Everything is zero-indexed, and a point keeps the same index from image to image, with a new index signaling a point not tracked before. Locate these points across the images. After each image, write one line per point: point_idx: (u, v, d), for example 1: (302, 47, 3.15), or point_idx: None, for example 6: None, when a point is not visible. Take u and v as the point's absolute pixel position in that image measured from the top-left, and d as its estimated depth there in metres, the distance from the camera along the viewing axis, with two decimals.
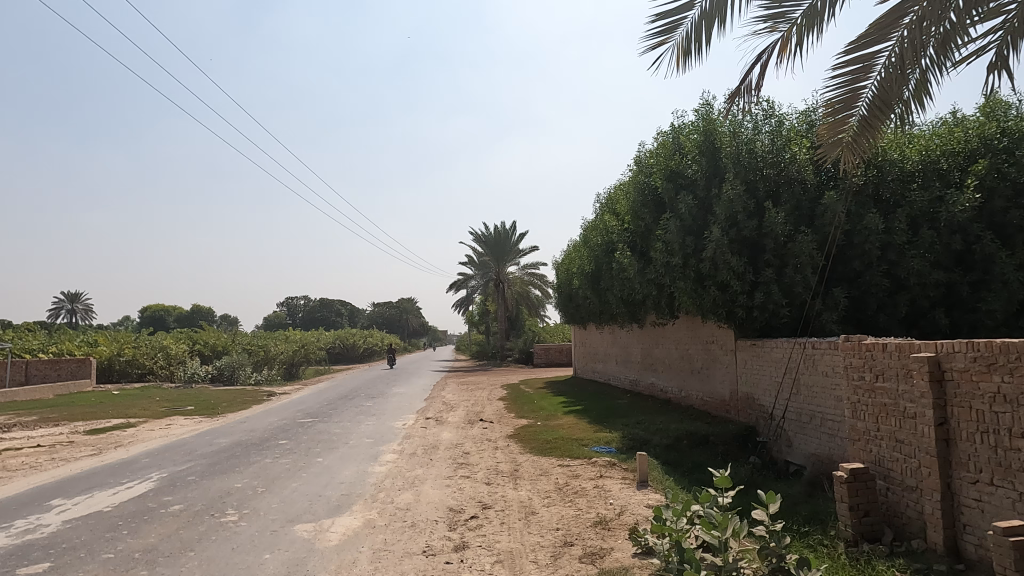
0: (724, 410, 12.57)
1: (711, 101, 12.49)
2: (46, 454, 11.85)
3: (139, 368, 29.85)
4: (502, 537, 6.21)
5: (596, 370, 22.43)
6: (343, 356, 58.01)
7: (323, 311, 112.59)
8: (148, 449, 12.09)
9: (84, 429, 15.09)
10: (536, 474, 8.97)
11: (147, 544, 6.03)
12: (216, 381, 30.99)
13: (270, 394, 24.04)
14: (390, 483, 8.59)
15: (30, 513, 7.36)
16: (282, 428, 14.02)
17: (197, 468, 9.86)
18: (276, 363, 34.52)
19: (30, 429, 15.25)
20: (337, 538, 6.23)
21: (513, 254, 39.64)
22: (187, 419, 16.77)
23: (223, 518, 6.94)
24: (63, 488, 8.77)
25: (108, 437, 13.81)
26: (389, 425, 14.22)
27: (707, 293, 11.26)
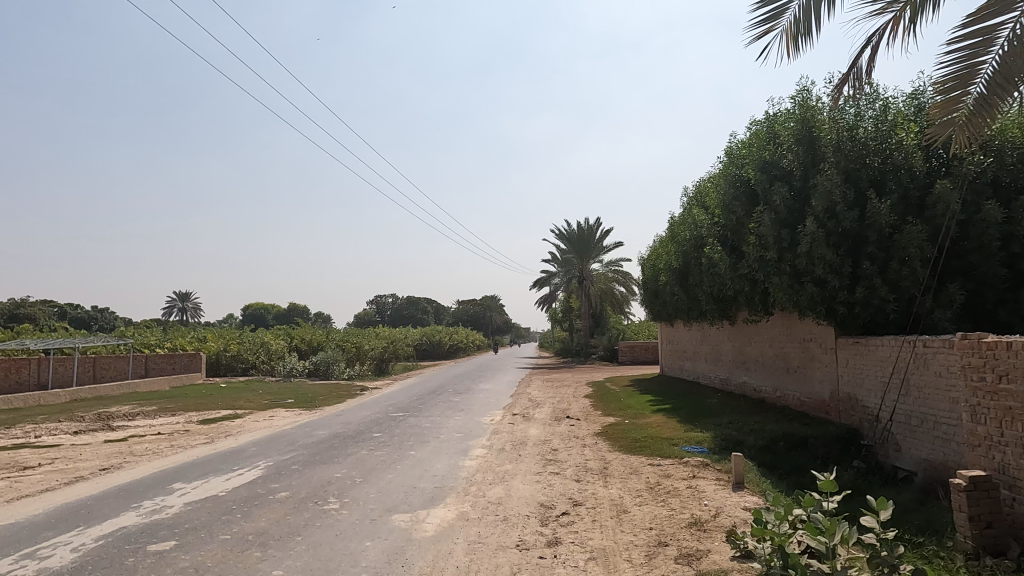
0: (823, 412, 12.00)
1: (808, 87, 11.92)
2: (166, 441, 12.83)
3: (243, 362, 31.83)
4: (595, 535, 6.20)
5: (684, 368, 21.94)
6: (429, 352, 59.51)
7: (410, 308, 115.88)
8: (254, 439, 12.85)
9: (198, 419, 16.23)
10: (626, 472, 8.90)
11: (259, 528, 6.42)
12: (313, 375, 32.50)
13: (363, 389, 25.01)
14: (481, 477, 8.75)
15: (155, 495, 8.01)
16: (376, 421, 14.54)
17: (299, 458, 10.38)
18: (367, 359, 35.72)
19: (151, 418, 16.56)
20: (433, 529, 6.41)
21: (596, 251, 39.39)
22: (288, 411, 17.72)
23: (326, 506, 7.29)
24: (181, 473, 9.47)
25: (219, 427, 14.78)
26: (477, 420, 14.47)
27: (804, 289, 10.78)
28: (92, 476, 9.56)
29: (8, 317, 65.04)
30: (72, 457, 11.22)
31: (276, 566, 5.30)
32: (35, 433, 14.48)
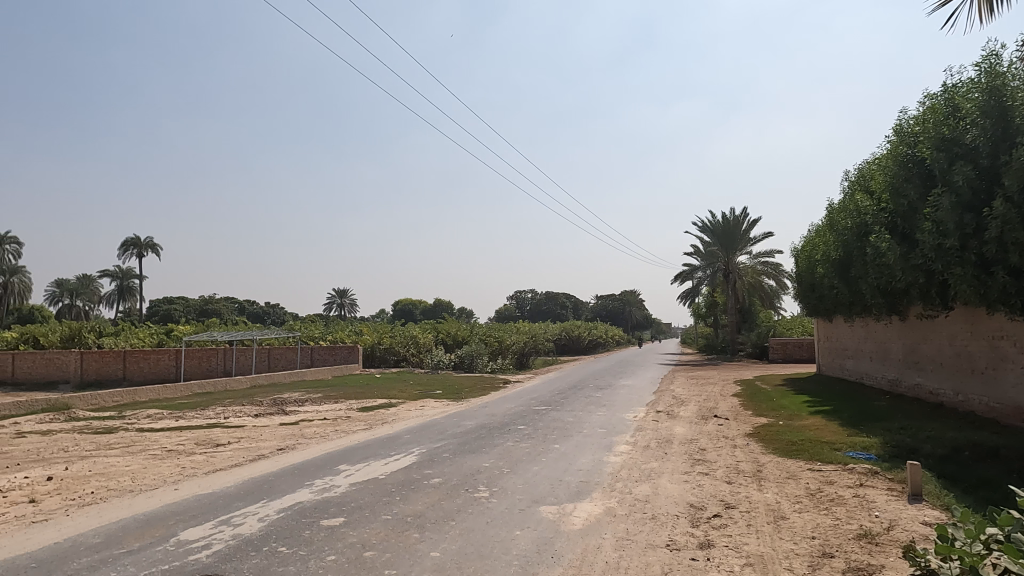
0: (1020, 420, 10.55)
1: (997, 51, 10.48)
2: (332, 426, 14.00)
3: (395, 355, 33.99)
4: (751, 540, 5.90)
5: (846, 368, 20.27)
6: (569, 347, 59.89)
7: (549, 304, 117.14)
8: (408, 427, 13.64)
9: (357, 407, 17.53)
10: (782, 476, 8.39)
11: (417, 510, 6.80)
12: (458, 368, 33.77)
13: (506, 383, 25.68)
14: (626, 473, 8.66)
15: (325, 475, 8.76)
16: (520, 414, 14.88)
17: (449, 446, 10.87)
18: (510, 353, 36.34)
19: (318, 405, 18.15)
20: (581, 523, 6.44)
21: (743, 243, 37.50)
22: (437, 402, 18.62)
23: (477, 494, 7.56)
24: (346, 456, 10.28)
25: (376, 415, 15.86)
26: (620, 416, 14.33)
27: (995, 280, 9.52)
28: (272, 455, 10.66)
29: (200, 311, 74.28)
30: (254, 437, 12.58)
31: (433, 548, 5.59)
32: (225, 415, 16.39)
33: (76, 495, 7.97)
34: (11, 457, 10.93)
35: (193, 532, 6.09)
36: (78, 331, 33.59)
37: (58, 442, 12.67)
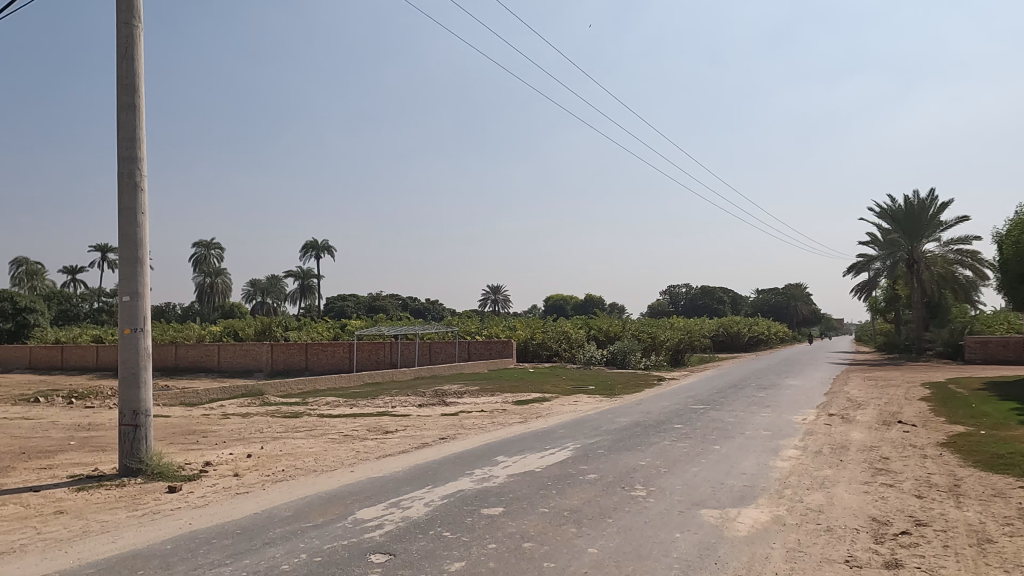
0: None
1: None
2: (489, 418, 14.48)
3: (548, 350, 34.51)
4: (949, 564, 5.23)
5: None
6: (727, 344, 57.23)
7: (705, 298, 112.55)
8: (562, 421, 13.75)
9: (513, 400, 17.98)
10: (986, 493, 7.36)
11: (574, 505, 6.82)
12: (611, 364, 33.51)
13: (660, 379, 25.08)
14: (797, 480, 8.06)
15: (484, 465, 9.06)
16: (676, 412, 14.43)
17: (604, 443, 10.79)
18: (663, 350, 35.46)
19: (476, 397, 18.87)
20: (746, 530, 6.09)
21: (930, 229, 33.53)
22: (590, 397, 18.59)
23: (634, 492, 7.43)
24: (504, 448, 10.58)
25: (531, 408, 16.17)
26: (787, 418, 13.40)
27: None
28: (436, 443, 11.24)
29: (369, 308, 80.38)
30: (419, 426, 13.35)
31: (591, 544, 5.56)
32: (392, 404, 17.56)
33: (270, 472, 8.94)
34: (219, 435, 12.53)
35: (368, 512, 6.57)
36: (268, 325, 37.81)
37: (255, 424, 14.32)
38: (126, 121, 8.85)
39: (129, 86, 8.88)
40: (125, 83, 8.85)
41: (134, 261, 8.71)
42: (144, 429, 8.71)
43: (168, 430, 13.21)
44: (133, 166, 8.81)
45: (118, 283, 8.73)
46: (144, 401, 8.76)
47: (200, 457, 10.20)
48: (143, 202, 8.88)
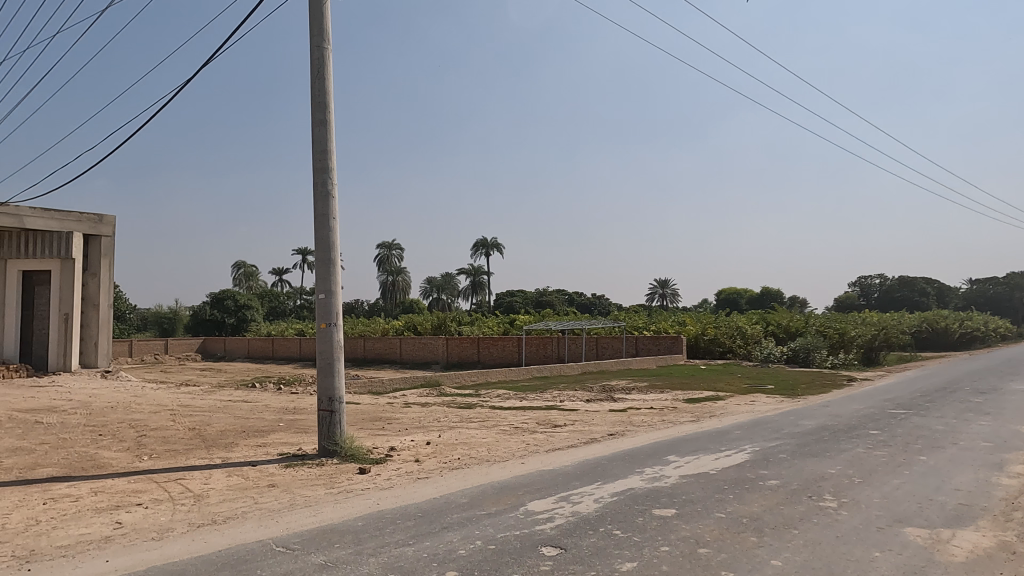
0: None
1: None
2: (659, 416, 14.09)
3: (721, 346, 32.95)
4: None
5: None
6: (932, 342, 50.74)
7: (904, 290, 100.65)
8: (738, 422, 12.99)
9: (684, 397, 17.36)
10: None
11: (753, 512, 6.39)
12: (792, 362, 31.13)
13: (851, 380, 22.83)
14: None
15: (655, 464, 8.81)
16: (872, 417, 13.01)
17: (787, 447, 10.01)
18: (854, 347, 32.23)
19: (645, 393, 18.49)
20: (963, 555, 5.30)
21: None
22: (769, 397, 17.39)
23: (822, 503, 6.79)
24: (675, 447, 10.22)
25: (703, 407, 15.49)
26: (1013, 428, 11.52)
27: None
28: (604, 439, 11.16)
29: (537, 303, 82.25)
30: (587, 421, 13.34)
31: (773, 556, 5.16)
32: (561, 398, 17.76)
33: (447, 460, 9.42)
34: (402, 423, 13.48)
35: (538, 504, 6.67)
36: (444, 320, 40.07)
37: (433, 413, 15.22)
38: (320, 135, 9.78)
39: (321, 103, 9.79)
40: (318, 101, 9.78)
41: (328, 262, 9.61)
42: (338, 414, 9.61)
43: (359, 416, 14.49)
44: (326, 175, 9.71)
45: (315, 282, 9.68)
46: (338, 389, 9.66)
47: (386, 442, 11.03)
48: (334, 208, 9.77)
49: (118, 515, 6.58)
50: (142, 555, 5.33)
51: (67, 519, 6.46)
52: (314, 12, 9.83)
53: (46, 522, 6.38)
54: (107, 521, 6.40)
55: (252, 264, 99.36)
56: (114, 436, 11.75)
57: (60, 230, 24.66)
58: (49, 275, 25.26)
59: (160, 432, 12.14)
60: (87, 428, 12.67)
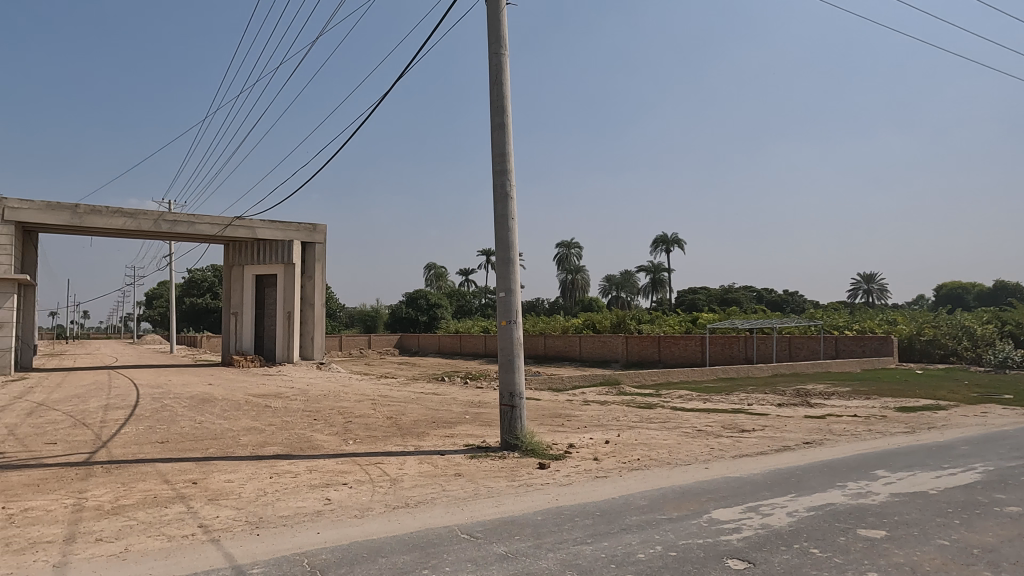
0: None
1: None
2: (865, 425, 12.66)
3: (941, 349, 28.88)
4: None
5: None
6: None
7: None
8: (965, 436, 11.25)
9: (895, 405, 15.43)
10: None
11: (987, 543, 5.46)
12: None
13: None
14: None
15: (860, 479, 7.91)
16: None
17: None
18: None
19: (847, 399, 16.74)
20: None
21: None
22: (1007, 409, 14.86)
23: None
24: (885, 461, 9.09)
25: (920, 417, 13.63)
26: None
27: None
28: (798, 448, 10.27)
29: (722, 301, 78.48)
30: (779, 427, 12.37)
31: None
32: (749, 401, 16.69)
33: (627, 459, 9.25)
34: (581, 420, 13.53)
35: (724, 513, 6.29)
36: (623, 318, 39.65)
37: (612, 411, 15.09)
38: (498, 138, 10.11)
39: (499, 108, 10.12)
40: (496, 105, 10.13)
41: (507, 261, 9.92)
42: (519, 409, 9.89)
43: (539, 412, 14.81)
44: (504, 177, 10.03)
45: (496, 281, 10.04)
46: (519, 384, 9.93)
47: (565, 438, 11.13)
48: (513, 209, 10.04)
49: (328, 492, 7.35)
50: (347, 530, 5.88)
51: (288, 492, 7.35)
52: (491, 20, 10.19)
53: (271, 493, 7.30)
54: (319, 496, 7.17)
55: (442, 265, 106.33)
56: (326, 421, 13.17)
57: (283, 239, 28.26)
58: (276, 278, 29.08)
59: (363, 419, 13.38)
60: (305, 413, 14.35)
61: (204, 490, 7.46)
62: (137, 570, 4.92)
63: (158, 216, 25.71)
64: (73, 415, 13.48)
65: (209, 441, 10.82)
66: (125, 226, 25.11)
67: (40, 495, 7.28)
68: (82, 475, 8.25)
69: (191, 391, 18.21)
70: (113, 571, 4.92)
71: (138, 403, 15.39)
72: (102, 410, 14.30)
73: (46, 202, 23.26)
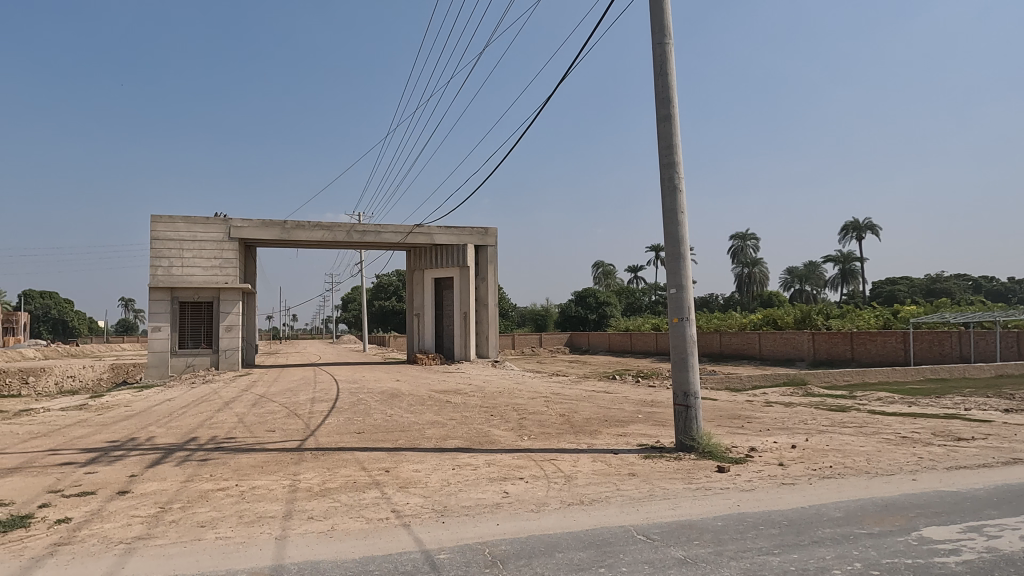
0: None
1: None
2: None
3: None
4: None
5: None
6: None
7: None
8: None
9: None
10: None
11: None
12: None
13: None
14: None
15: None
16: None
17: None
18: None
19: None
20: None
21: None
22: None
23: None
24: None
25: None
26: None
27: None
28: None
29: (928, 292, 69.80)
30: (1007, 436, 10.68)
31: None
32: (965, 406, 14.61)
33: (818, 466, 8.53)
34: (763, 422, 12.74)
35: (938, 532, 5.56)
36: (808, 313, 36.59)
37: (798, 414, 14.01)
38: (664, 130, 9.83)
39: (665, 99, 9.84)
40: (662, 97, 9.86)
41: (678, 257, 9.62)
42: (694, 409, 9.55)
43: (716, 413, 14.18)
44: (672, 171, 9.74)
45: (667, 278, 9.78)
46: (693, 384, 9.60)
47: (746, 441, 10.54)
48: (682, 202, 9.71)
49: (506, 486, 7.63)
50: (525, 524, 6.05)
51: (469, 484, 7.74)
52: (655, 10, 9.92)
53: (454, 484, 7.74)
54: (498, 489, 7.47)
55: (610, 263, 105.93)
56: (502, 417, 13.69)
57: (458, 244, 29.83)
58: (452, 281, 30.78)
59: (537, 416, 13.72)
60: (482, 409, 15.04)
61: (395, 478, 8.11)
62: (344, 547, 5.47)
63: (350, 227, 28.36)
64: (286, 407, 15.32)
65: (399, 433, 11.74)
66: (324, 238, 27.97)
67: (265, 475, 8.38)
68: (295, 460, 9.36)
69: (382, 386, 19.84)
70: (323, 546, 5.51)
71: (338, 397, 17.13)
72: (310, 402, 16.10)
73: (261, 220, 26.55)
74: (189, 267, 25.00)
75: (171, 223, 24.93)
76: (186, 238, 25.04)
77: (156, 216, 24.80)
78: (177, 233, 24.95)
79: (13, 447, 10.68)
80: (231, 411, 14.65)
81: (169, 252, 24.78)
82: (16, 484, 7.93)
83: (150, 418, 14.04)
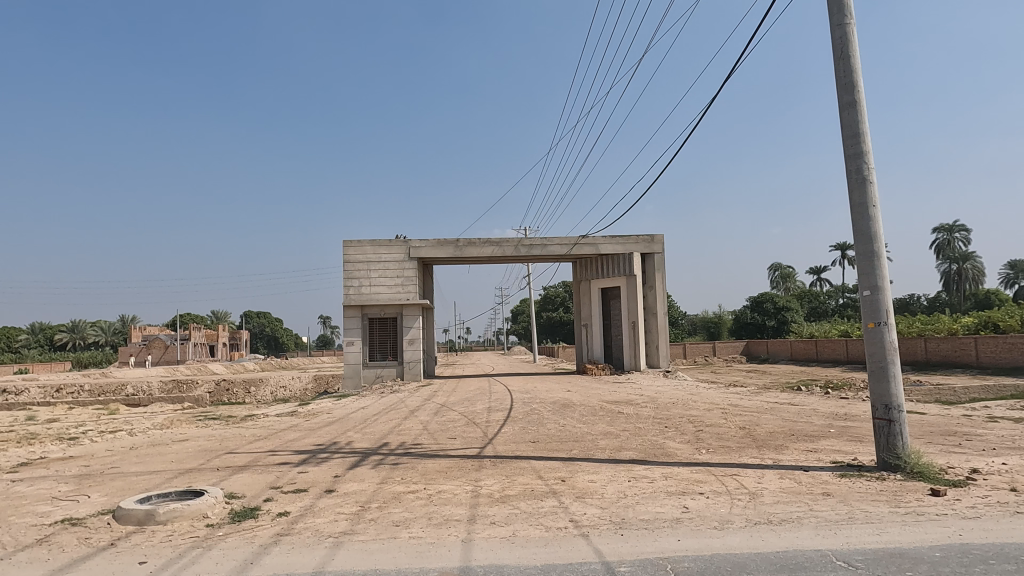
0: None
1: None
2: None
3: None
4: None
5: None
6: None
7: None
8: None
9: None
10: None
11: None
12: None
13: None
14: None
15: None
16: None
17: None
18: None
19: None
20: None
21: None
22: None
23: None
24: None
25: None
26: None
27: None
28: None
29: None
30: None
31: None
32: None
33: None
34: (986, 441, 11.06)
35: None
36: None
37: None
38: (849, 118, 9.01)
39: (848, 84, 9.02)
40: (844, 82, 9.06)
41: (871, 256, 8.74)
42: (899, 424, 8.55)
43: (925, 428, 12.55)
44: (860, 162, 8.89)
45: (858, 279, 8.93)
46: (896, 395, 8.64)
47: (965, 462, 9.22)
48: (874, 195, 8.82)
49: (686, 501, 7.36)
50: (708, 542, 5.80)
51: (646, 497, 7.59)
52: None
53: (631, 496, 7.64)
54: (676, 504, 7.23)
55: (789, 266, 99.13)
56: (677, 429, 13.28)
57: (623, 252, 29.52)
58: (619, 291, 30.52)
59: (715, 429, 13.13)
60: (656, 420, 14.69)
61: (571, 488, 8.19)
62: (525, 553, 5.62)
63: (517, 241, 29.29)
64: (466, 416, 16.11)
65: (572, 443, 11.83)
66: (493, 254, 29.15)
67: (449, 480, 8.85)
68: (476, 467, 9.80)
69: (554, 397, 20.15)
70: (506, 551, 5.70)
71: (512, 407, 17.71)
72: (487, 412, 16.77)
73: (436, 239, 28.25)
74: (376, 285, 27.30)
75: (360, 246, 27.40)
76: (372, 260, 27.37)
77: (348, 241, 27.41)
78: (364, 255, 27.38)
79: (241, 448, 12.36)
80: (416, 419, 15.73)
81: (359, 273, 27.27)
82: (246, 479, 9.17)
83: (348, 425, 15.53)
